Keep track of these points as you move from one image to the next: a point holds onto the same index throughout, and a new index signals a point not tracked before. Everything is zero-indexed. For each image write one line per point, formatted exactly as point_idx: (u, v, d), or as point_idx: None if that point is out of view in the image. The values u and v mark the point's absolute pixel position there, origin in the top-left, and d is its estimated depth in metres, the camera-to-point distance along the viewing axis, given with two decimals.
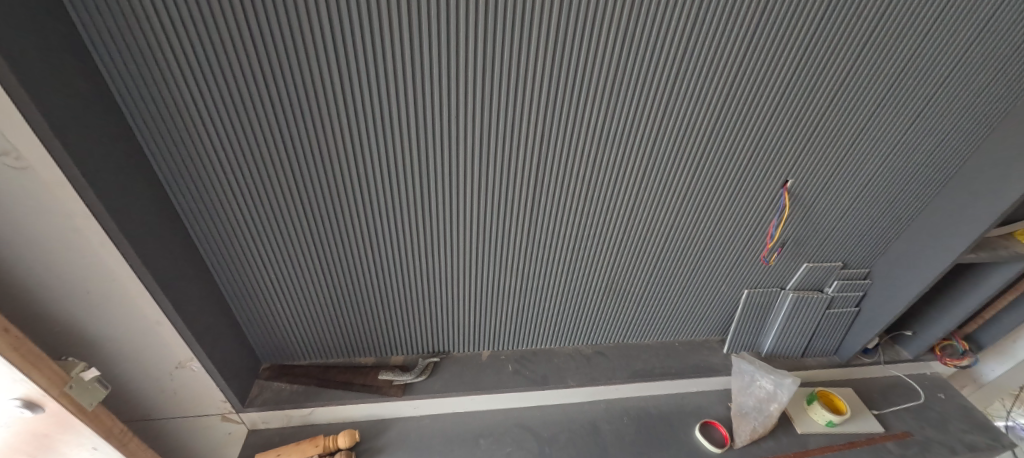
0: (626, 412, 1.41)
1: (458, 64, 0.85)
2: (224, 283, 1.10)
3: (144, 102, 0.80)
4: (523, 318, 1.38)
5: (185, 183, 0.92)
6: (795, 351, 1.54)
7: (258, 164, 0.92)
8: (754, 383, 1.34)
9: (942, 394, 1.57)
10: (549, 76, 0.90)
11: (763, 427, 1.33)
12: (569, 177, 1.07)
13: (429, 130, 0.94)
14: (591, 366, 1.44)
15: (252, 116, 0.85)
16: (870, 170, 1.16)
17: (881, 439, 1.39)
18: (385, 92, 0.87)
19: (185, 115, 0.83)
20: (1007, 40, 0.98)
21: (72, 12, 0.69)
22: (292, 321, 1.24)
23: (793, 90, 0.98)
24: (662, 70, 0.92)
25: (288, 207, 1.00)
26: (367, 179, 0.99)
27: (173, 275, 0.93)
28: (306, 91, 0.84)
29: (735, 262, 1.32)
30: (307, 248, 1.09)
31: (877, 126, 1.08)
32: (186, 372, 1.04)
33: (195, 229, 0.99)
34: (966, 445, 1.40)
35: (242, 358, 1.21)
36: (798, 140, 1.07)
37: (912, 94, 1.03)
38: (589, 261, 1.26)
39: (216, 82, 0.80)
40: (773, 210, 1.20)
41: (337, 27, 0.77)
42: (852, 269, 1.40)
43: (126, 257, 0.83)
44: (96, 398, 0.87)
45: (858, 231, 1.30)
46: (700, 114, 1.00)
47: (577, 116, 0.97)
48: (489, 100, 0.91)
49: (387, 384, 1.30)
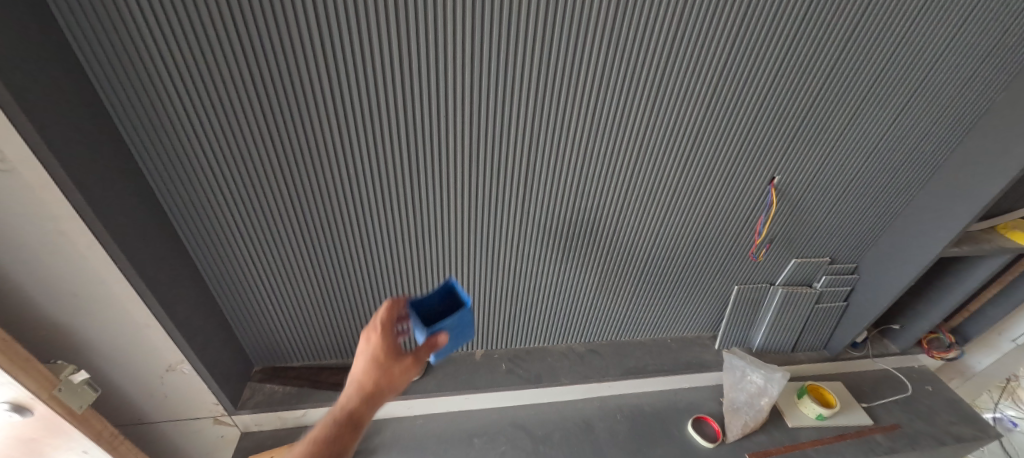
0: (619, 409, 1.42)
1: (446, 63, 0.86)
2: (215, 285, 1.10)
3: (131, 103, 0.80)
4: (516, 317, 1.39)
5: (174, 184, 0.91)
6: (785, 346, 1.56)
7: (248, 165, 0.92)
8: (745, 377, 1.36)
9: (930, 387, 1.59)
10: (537, 75, 0.90)
11: (755, 422, 1.35)
12: (559, 175, 1.08)
13: (420, 129, 0.94)
14: (584, 364, 1.45)
15: (241, 116, 0.85)
16: (855, 165, 1.18)
17: (870, 432, 1.41)
18: (374, 92, 0.87)
19: (174, 117, 0.83)
20: (986, 35, 1.00)
21: (56, 13, 0.69)
22: (285, 322, 1.23)
23: (778, 87, 1.00)
24: (650, 68, 0.93)
25: (278, 207, 1.00)
26: (358, 178, 0.99)
27: (162, 278, 0.92)
28: (296, 91, 0.84)
29: (725, 259, 1.33)
30: (298, 249, 1.09)
31: (862, 121, 1.09)
32: (176, 376, 1.03)
33: (184, 230, 0.99)
34: (953, 437, 1.42)
35: (235, 360, 1.20)
36: (785, 137, 1.09)
37: (894, 91, 1.05)
38: (581, 259, 1.27)
39: (203, 83, 0.80)
40: (761, 206, 1.21)
41: (326, 26, 0.77)
42: (839, 264, 1.42)
43: (115, 259, 0.82)
44: (85, 402, 0.86)
45: (844, 227, 1.32)
46: (688, 112, 1.01)
47: (567, 114, 0.97)
48: (478, 98, 0.92)
49: None
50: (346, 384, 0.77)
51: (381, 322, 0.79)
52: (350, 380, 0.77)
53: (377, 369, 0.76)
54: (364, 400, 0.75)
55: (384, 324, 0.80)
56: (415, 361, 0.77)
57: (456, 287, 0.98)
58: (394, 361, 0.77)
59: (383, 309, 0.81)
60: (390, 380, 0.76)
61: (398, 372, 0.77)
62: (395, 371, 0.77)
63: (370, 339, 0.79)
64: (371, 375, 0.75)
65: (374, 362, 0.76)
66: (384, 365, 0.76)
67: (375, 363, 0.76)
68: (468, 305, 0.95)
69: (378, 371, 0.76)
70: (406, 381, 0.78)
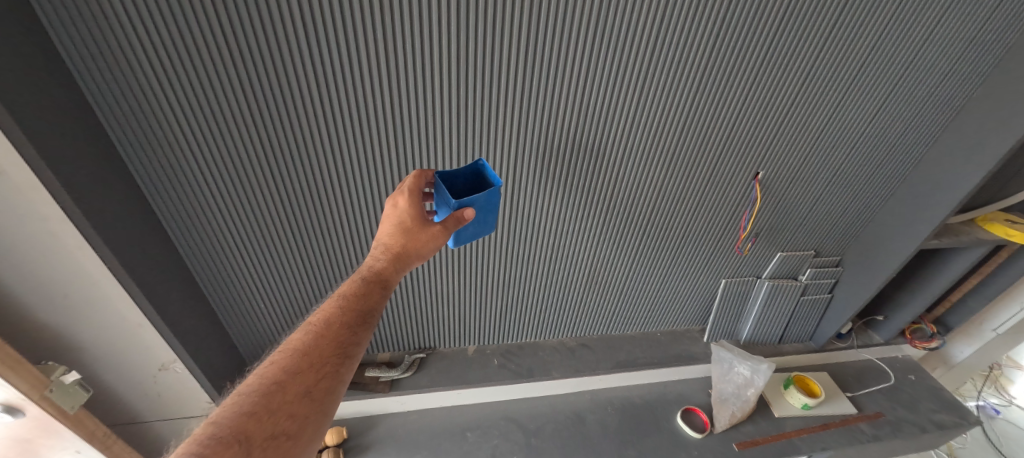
0: (610, 402, 1.44)
1: (432, 62, 0.86)
2: (204, 286, 1.10)
3: (117, 104, 0.79)
4: (508, 312, 1.40)
5: (163, 185, 0.91)
6: (772, 338, 1.60)
7: (236, 165, 0.92)
8: (732, 369, 1.39)
9: (913, 376, 1.63)
10: (524, 73, 0.91)
11: (742, 412, 1.38)
12: (547, 172, 1.09)
13: (409, 128, 0.95)
14: (575, 359, 1.48)
15: (229, 116, 0.85)
16: (839, 160, 1.20)
17: (854, 420, 1.44)
18: (360, 90, 0.87)
19: (159, 117, 0.82)
20: (962, 32, 1.02)
21: (40, 14, 0.68)
22: (277, 320, 1.24)
23: (761, 83, 1.02)
24: (635, 65, 0.94)
25: (269, 206, 1.01)
26: (346, 176, 1.00)
27: (153, 278, 0.93)
28: (283, 92, 0.85)
29: (712, 252, 1.35)
30: (289, 247, 1.10)
31: (843, 116, 1.11)
32: (168, 375, 1.04)
33: (174, 231, 0.98)
34: (935, 424, 1.46)
35: (228, 359, 1.21)
36: (767, 133, 1.11)
37: (873, 87, 1.08)
38: (570, 254, 1.29)
39: (189, 84, 0.80)
40: (746, 201, 1.24)
41: (313, 26, 0.78)
42: (824, 257, 1.45)
43: (104, 260, 0.82)
44: (78, 402, 0.87)
45: (828, 221, 1.34)
46: (673, 108, 1.02)
47: (554, 113, 0.98)
48: (466, 97, 0.93)
49: (374, 381, 1.32)
50: (373, 249, 0.80)
51: (409, 187, 0.81)
52: (379, 244, 0.80)
53: (405, 231, 0.79)
54: (390, 262, 0.78)
55: (411, 190, 0.82)
56: (443, 231, 0.79)
57: (485, 165, 0.90)
58: (420, 226, 0.79)
59: (411, 177, 0.83)
60: (417, 245, 0.79)
61: (423, 239, 0.79)
62: (422, 234, 0.79)
63: (399, 204, 0.81)
64: (399, 238, 0.79)
65: (401, 228, 0.79)
66: (410, 231, 0.79)
67: (402, 227, 0.80)
68: (497, 182, 0.87)
69: (404, 236, 0.79)
70: (432, 249, 0.80)
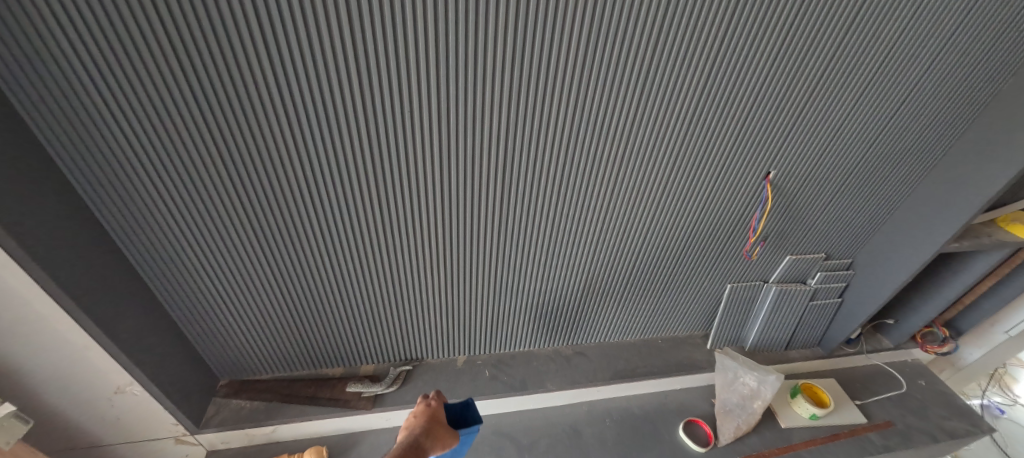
0: (608, 414, 1.36)
1: (407, 53, 0.77)
2: (163, 296, 1.00)
3: (45, 100, 0.70)
4: (500, 321, 1.32)
5: (108, 188, 0.82)
6: (778, 344, 1.52)
7: (190, 166, 0.83)
8: (737, 379, 1.31)
9: (923, 381, 1.55)
10: (512, 65, 0.82)
11: (747, 425, 1.30)
12: (540, 173, 1.00)
13: (386, 128, 0.86)
14: (572, 368, 1.39)
15: (178, 112, 0.76)
16: (855, 159, 1.12)
17: (864, 430, 1.37)
18: (327, 85, 0.78)
19: (94, 112, 0.73)
20: (994, 20, 0.93)
21: None
22: (250, 334, 1.15)
23: (775, 76, 0.93)
24: (637, 57, 0.85)
25: (232, 212, 0.91)
26: (317, 179, 0.90)
27: (96, 294, 0.83)
28: (241, 87, 0.75)
29: (718, 256, 1.27)
30: (258, 256, 1.00)
31: (861, 113, 1.03)
32: (125, 398, 0.95)
33: (127, 238, 0.89)
34: (946, 432, 1.39)
35: (195, 376, 1.12)
36: (780, 131, 1.02)
37: (896, 81, 0.99)
38: (565, 260, 1.20)
39: (127, 74, 0.71)
40: (755, 203, 1.15)
41: (273, 14, 0.68)
42: (835, 260, 1.37)
43: (35, 276, 0.73)
44: (14, 435, 0.78)
45: (840, 222, 1.26)
46: (678, 104, 0.93)
47: (548, 108, 0.89)
48: (449, 93, 0.83)
49: (355, 397, 1.22)
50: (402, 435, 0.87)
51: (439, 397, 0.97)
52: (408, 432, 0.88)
53: (433, 422, 0.90)
54: (429, 438, 0.85)
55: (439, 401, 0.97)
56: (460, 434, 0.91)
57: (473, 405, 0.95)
58: (444, 424, 0.91)
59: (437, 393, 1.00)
60: (443, 441, 0.87)
61: (448, 435, 0.89)
62: (445, 431, 0.89)
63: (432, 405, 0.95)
64: (430, 426, 0.88)
65: (432, 417, 0.91)
66: (438, 424, 0.90)
67: (431, 419, 0.90)
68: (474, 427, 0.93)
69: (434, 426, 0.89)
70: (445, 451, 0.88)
